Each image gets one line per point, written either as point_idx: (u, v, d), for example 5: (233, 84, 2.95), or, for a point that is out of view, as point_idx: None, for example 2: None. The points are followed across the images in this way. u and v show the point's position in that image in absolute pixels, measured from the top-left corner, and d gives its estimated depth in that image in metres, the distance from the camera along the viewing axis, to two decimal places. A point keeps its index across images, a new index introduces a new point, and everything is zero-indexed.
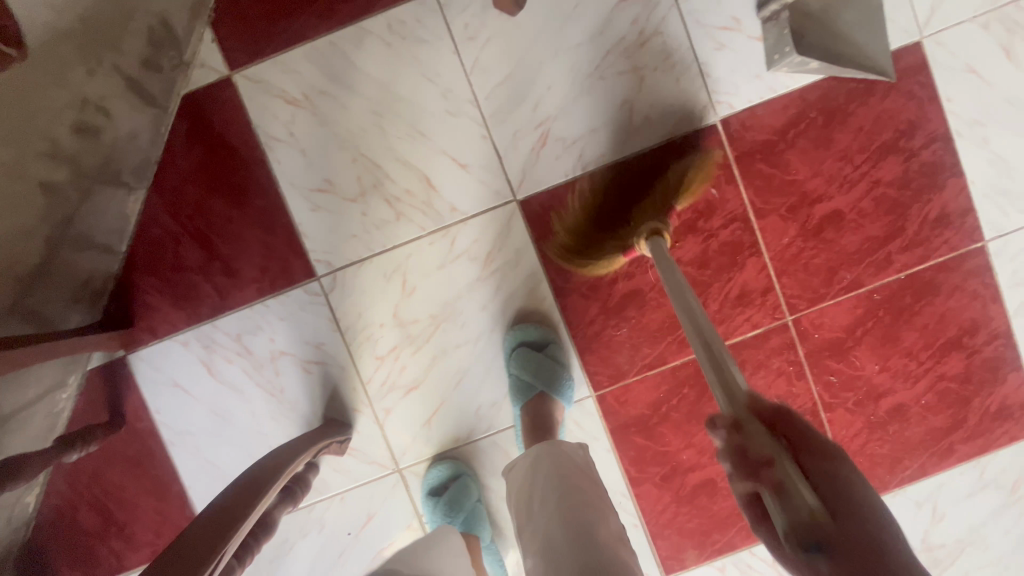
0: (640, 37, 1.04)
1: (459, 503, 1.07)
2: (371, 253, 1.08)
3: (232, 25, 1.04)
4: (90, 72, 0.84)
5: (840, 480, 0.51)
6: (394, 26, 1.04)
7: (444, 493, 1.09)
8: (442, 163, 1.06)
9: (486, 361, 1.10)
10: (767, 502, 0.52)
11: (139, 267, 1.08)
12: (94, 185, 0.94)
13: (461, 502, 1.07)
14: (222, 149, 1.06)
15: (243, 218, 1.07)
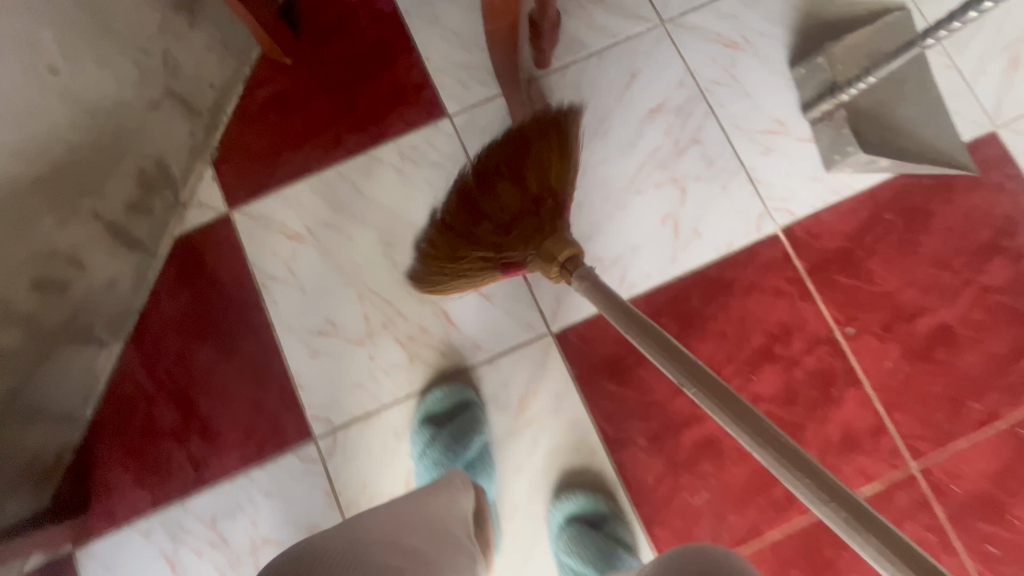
0: (676, 146, 0.95)
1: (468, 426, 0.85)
2: (378, 405, 0.89)
3: (234, 162, 0.97)
4: (63, 220, 0.73)
5: None
6: (407, 152, 0.97)
7: (447, 422, 0.86)
8: (461, 295, 0.92)
9: (524, 540, 0.85)
10: None
11: (103, 437, 0.89)
12: (54, 345, 0.79)
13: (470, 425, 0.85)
14: (213, 293, 0.93)
15: (230, 370, 0.91)
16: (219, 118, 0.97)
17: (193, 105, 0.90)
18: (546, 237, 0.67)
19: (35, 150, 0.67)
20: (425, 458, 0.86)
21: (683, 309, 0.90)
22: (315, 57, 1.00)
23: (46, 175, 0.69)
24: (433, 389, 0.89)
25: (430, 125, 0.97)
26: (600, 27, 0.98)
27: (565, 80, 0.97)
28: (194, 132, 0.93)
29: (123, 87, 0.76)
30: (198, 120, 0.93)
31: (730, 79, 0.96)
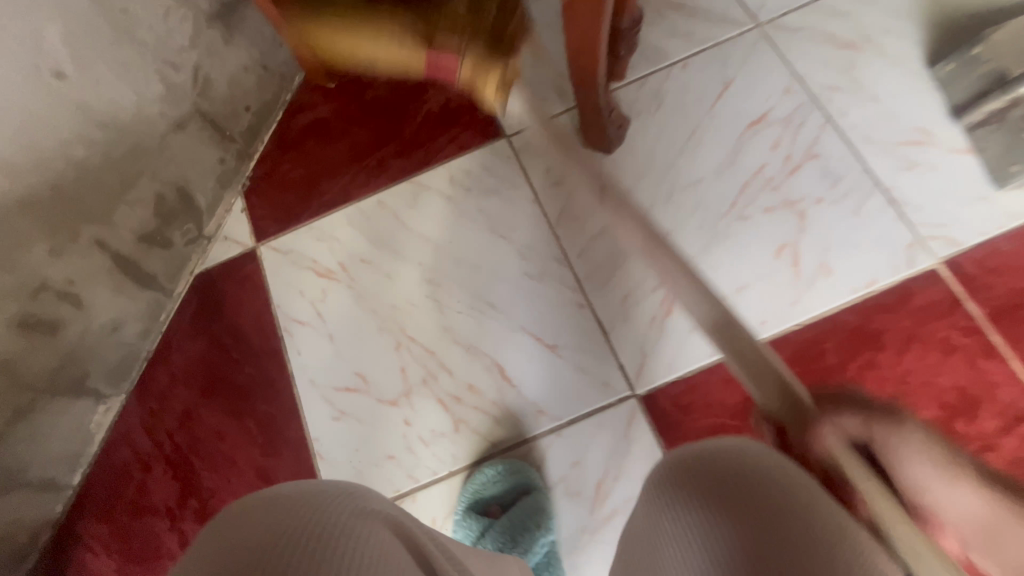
0: (787, 163, 0.76)
1: (531, 517, 0.65)
2: (413, 485, 0.70)
3: (267, 191, 0.86)
4: (57, 249, 0.63)
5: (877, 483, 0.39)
6: (458, 177, 0.83)
7: (507, 511, 0.66)
8: (520, 345, 0.74)
9: None
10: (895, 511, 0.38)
11: (91, 510, 0.75)
12: (38, 398, 0.67)
13: (535, 516, 0.66)
14: (229, 340, 0.79)
15: (240, 433, 0.75)
16: (254, 145, 0.87)
17: (224, 128, 0.81)
18: (476, 20, 0.66)
19: (28, 168, 0.57)
20: None
21: (815, 368, 0.68)
22: (360, 78, 0.90)
23: (40, 196, 0.59)
24: (483, 465, 0.69)
25: (484, 146, 0.84)
26: (685, 32, 0.84)
27: (645, 91, 0.82)
28: (225, 157, 0.83)
29: (143, 101, 0.67)
30: (230, 145, 0.83)
31: (852, 83, 0.79)
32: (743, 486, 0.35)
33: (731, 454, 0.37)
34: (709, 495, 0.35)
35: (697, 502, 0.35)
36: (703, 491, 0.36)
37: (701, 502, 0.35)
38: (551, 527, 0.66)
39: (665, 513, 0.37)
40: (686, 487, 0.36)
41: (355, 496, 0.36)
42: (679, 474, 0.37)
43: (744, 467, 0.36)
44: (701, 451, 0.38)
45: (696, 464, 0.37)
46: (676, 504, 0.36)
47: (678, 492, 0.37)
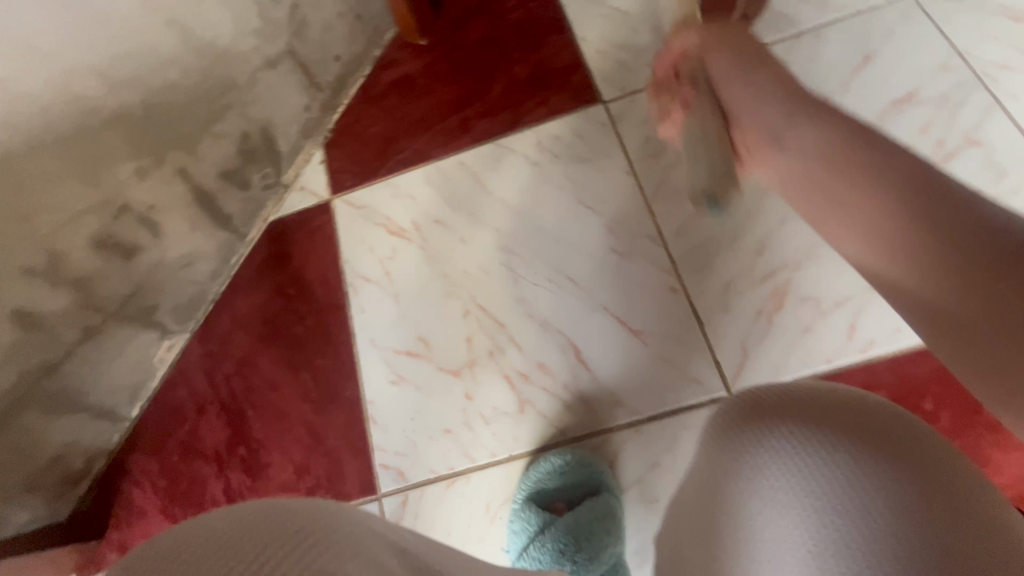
0: (940, 149, 0.65)
1: (600, 522, 0.57)
2: (469, 464, 0.64)
3: (346, 144, 0.83)
4: (143, 171, 0.62)
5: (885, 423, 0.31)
6: (546, 142, 0.76)
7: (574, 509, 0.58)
8: (600, 327, 0.66)
9: None
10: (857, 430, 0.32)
11: (143, 445, 0.74)
12: (109, 322, 0.66)
13: (603, 521, 0.57)
14: (294, 290, 0.77)
15: (295, 385, 0.72)
16: (339, 97, 0.85)
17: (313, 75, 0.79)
18: None
19: (126, 82, 0.57)
20: (525, 557, 0.57)
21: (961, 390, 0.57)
22: (452, 36, 0.86)
23: (133, 112, 0.58)
24: (548, 454, 0.62)
25: (578, 111, 0.77)
26: None
27: None
28: (310, 105, 0.81)
29: (239, 32, 0.66)
30: (317, 94, 0.81)
31: None
32: (830, 419, 0.31)
33: (802, 391, 0.32)
34: (789, 431, 0.31)
35: (784, 441, 0.31)
36: (786, 429, 0.31)
37: (790, 443, 0.31)
38: (620, 537, 0.57)
39: (734, 461, 0.32)
40: (752, 431, 0.32)
41: (331, 524, 0.28)
42: (737, 418, 0.33)
43: (830, 401, 0.31)
44: (761, 392, 0.33)
45: (762, 405, 0.33)
46: (746, 447, 0.32)
47: (747, 436, 0.32)
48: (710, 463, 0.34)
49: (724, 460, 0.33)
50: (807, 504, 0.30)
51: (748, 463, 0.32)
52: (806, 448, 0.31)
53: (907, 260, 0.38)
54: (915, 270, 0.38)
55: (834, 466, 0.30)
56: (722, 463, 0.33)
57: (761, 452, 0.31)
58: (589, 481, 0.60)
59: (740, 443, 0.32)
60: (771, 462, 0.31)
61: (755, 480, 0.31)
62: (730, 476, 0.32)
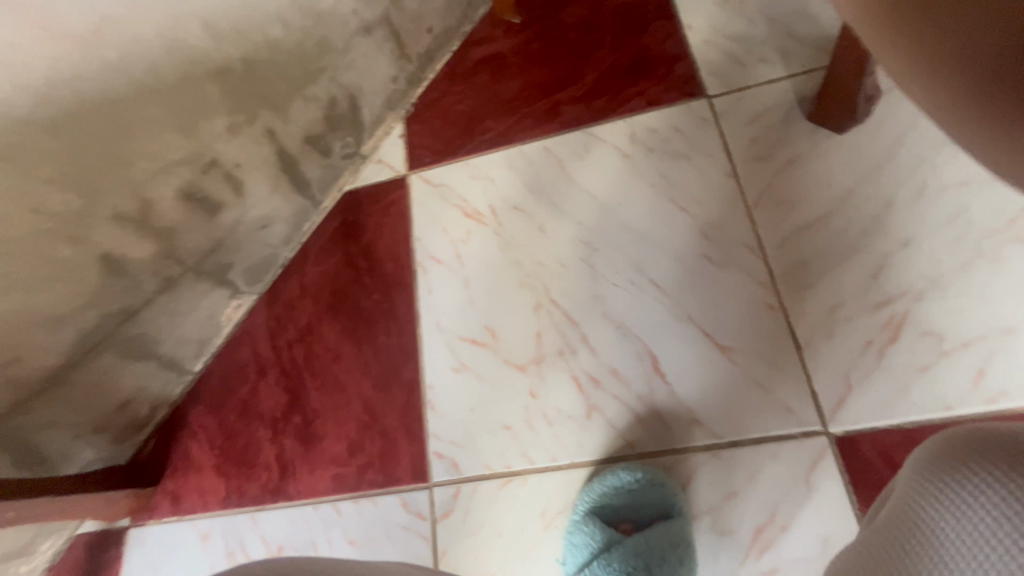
0: None
1: (672, 550, 0.52)
2: (527, 465, 0.61)
3: (429, 120, 0.81)
4: (235, 127, 0.62)
5: None
6: (640, 134, 0.72)
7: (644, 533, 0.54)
8: (683, 338, 0.61)
9: None
10: None
11: (204, 400, 0.74)
12: (187, 275, 0.66)
13: (676, 550, 0.52)
14: (363, 264, 0.75)
15: (356, 360, 0.71)
16: (426, 71, 0.83)
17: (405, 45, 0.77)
18: None
19: (229, 33, 0.56)
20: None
21: None
22: (548, 17, 0.82)
23: (232, 65, 0.57)
24: (615, 467, 0.58)
25: (678, 105, 0.72)
26: None
27: None
28: (398, 77, 0.79)
29: None
30: (406, 65, 0.79)
31: None
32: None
33: None
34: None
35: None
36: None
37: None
38: (692, 568, 0.53)
39: (944, 499, 0.24)
40: (985, 467, 0.24)
41: None
42: (961, 451, 0.25)
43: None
44: (998, 428, 0.25)
45: (1002, 442, 0.24)
46: (971, 484, 0.24)
47: (973, 467, 0.24)
48: (910, 498, 0.26)
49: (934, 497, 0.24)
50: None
51: (970, 504, 0.23)
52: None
53: (909, 55, 0.26)
54: (916, 77, 0.26)
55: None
56: (932, 494, 0.25)
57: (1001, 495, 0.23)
58: (660, 504, 0.55)
59: (964, 477, 0.24)
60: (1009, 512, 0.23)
61: (979, 526, 0.23)
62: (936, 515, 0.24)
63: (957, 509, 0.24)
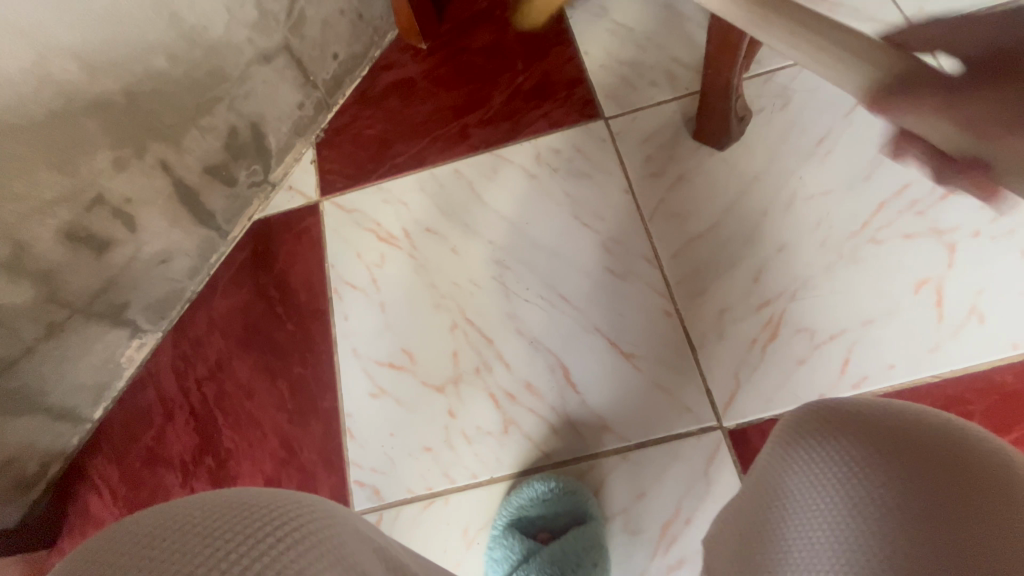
0: (939, 187, 0.64)
1: (585, 553, 0.55)
2: (448, 485, 0.61)
3: (340, 145, 0.81)
4: (121, 162, 0.59)
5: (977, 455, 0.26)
6: (545, 155, 0.75)
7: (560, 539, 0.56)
8: (592, 348, 0.64)
9: None
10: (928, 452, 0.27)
11: (105, 448, 0.70)
12: (75, 318, 0.62)
13: (589, 552, 0.55)
14: (275, 294, 0.74)
15: (270, 393, 0.69)
16: (335, 96, 0.83)
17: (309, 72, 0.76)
18: None
19: (106, 67, 0.54)
20: None
21: None
22: (455, 43, 0.85)
23: (113, 99, 0.55)
24: (531, 478, 0.60)
25: (579, 126, 0.76)
26: None
27: (774, 85, 0.72)
28: (305, 103, 0.78)
29: (234, 24, 0.64)
30: (312, 91, 0.79)
31: None
32: (920, 450, 0.27)
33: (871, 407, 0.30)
34: (874, 446, 0.28)
35: (860, 451, 0.28)
36: (864, 442, 0.28)
37: (863, 456, 0.28)
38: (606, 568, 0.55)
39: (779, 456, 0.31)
40: (825, 433, 0.29)
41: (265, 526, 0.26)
42: (816, 420, 0.30)
43: (927, 434, 0.28)
44: (845, 400, 0.30)
45: (845, 414, 0.29)
46: (815, 446, 0.29)
47: (815, 434, 0.29)
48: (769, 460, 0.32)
49: (788, 457, 0.30)
50: (871, 524, 0.26)
51: (797, 458, 0.30)
52: (885, 467, 0.27)
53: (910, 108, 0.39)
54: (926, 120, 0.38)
55: (914, 494, 0.26)
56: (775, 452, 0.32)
57: (833, 454, 0.28)
58: (574, 508, 0.58)
59: (812, 439, 0.29)
60: (821, 463, 0.29)
61: (811, 480, 0.29)
62: (788, 471, 0.30)
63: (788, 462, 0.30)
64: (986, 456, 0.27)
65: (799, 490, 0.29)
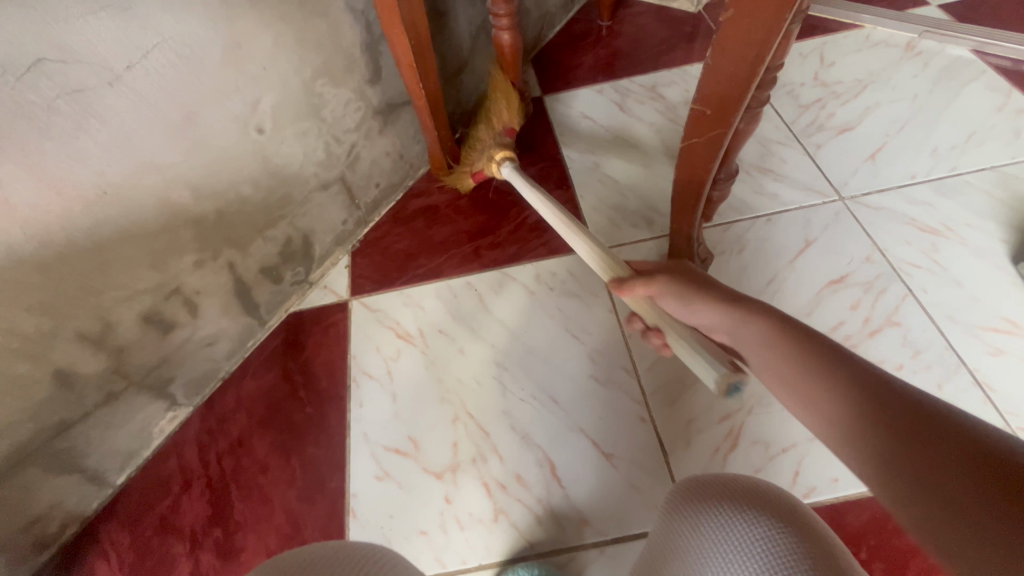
0: (867, 325, 0.78)
1: None
2: (438, 569, 0.67)
3: (372, 254, 0.96)
4: (200, 262, 0.73)
5: (764, 495, 0.38)
6: (544, 276, 0.90)
7: None
8: (576, 446, 0.73)
9: None
10: (736, 500, 0.38)
11: (121, 514, 0.75)
12: (127, 389, 0.72)
13: None
14: (300, 378, 0.84)
15: (283, 470, 0.76)
16: (372, 215, 1.00)
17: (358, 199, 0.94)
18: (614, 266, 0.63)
19: (209, 193, 0.69)
20: None
21: (892, 544, 0.63)
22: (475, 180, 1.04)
23: (207, 215, 0.70)
24: (515, 567, 0.66)
25: (573, 254, 0.92)
26: (770, 193, 0.94)
27: (730, 234, 0.90)
28: (347, 220, 0.95)
29: (306, 162, 0.81)
30: (355, 211, 0.96)
31: (932, 263, 0.83)
32: (774, 502, 0.38)
33: (702, 478, 0.41)
34: (747, 498, 0.38)
35: (708, 499, 0.39)
36: (696, 499, 0.40)
37: (694, 510, 0.39)
38: None
39: (663, 529, 0.41)
40: (720, 497, 0.39)
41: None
42: (705, 480, 0.41)
43: (756, 484, 0.39)
44: (694, 478, 0.42)
45: (698, 481, 0.41)
46: (682, 506, 0.40)
47: (675, 504, 0.41)
48: (655, 534, 0.43)
49: (687, 509, 0.40)
50: (746, 560, 0.36)
51: (670, 526, 0.41)
52: (718, 510, 0.38)
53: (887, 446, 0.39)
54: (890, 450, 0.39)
55: (735, 524, 0.37)
56: (658, 526, 0.43)
57: (722, 504, 0.39)
58: None
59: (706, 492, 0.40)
60: (680, 526, 0.40)
61: (679, 540, 0.39)
62: (669, 537, 0.40)
63: (666, 532, 0.41)
64: (768, 493, 0.39)
65: (697, 532, 0.38)
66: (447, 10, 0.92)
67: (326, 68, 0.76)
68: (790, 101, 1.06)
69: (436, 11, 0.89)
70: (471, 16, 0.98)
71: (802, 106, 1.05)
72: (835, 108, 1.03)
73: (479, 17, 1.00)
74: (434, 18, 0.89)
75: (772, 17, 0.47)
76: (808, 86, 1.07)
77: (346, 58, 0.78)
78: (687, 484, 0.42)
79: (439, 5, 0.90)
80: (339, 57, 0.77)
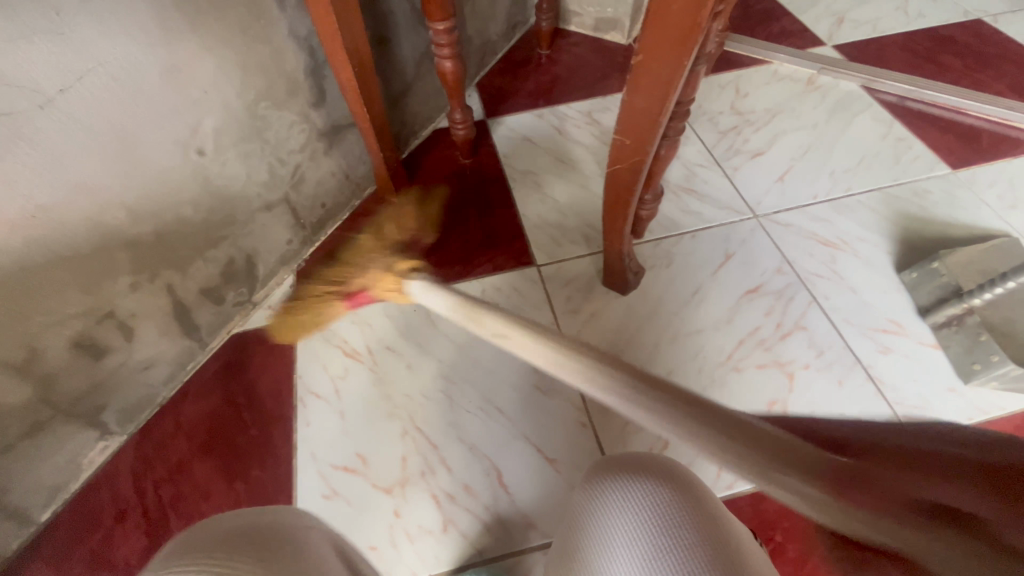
0: (779, 329, 0.87)
1: None
2: None
3: None
4: (136, 285, 0.71)
5: (673, 470, 0.41)
6: (489, 291, 0.94)
7: None
8: (521, 453, 0.77)
9: None
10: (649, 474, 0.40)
11: (47, 552, 0.71)
12: (54, 419, 0.69)
13: None
14: (243, 400, 0.82)
15: (226, 496, 0.75)
16: (317, 235, 1.00)
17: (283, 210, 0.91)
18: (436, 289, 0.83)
19: (146, 214, 0.69)
20: None
21: (803, 527, 0.70)
22: (421, 199, 1.08)
23: (143, 237, 0.69)
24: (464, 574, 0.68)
25: (517, 270, 0.97)
26: (693, 211, 1.03)
27: (659, 249, 0.98)
28: (292, 239, 0.95)
29: (250, 183, 0.82)
30: (300, 231, 0.96)
31: (832, 273, 0.93)
32: (680, 476, 0.40)
33: (623, 454, 0.43)
34: (657, 475, 0.40)
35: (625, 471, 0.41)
36: (613, 471, 0.41)
37: (612, 480, 0.41)
38: None
39: (579, 504, 0.42)
40: (633, 470, 0.41)
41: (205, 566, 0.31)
42: (615, 461, 0.43)
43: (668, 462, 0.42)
44: (617, 455, 0.44)
45: (620, 456, 0.43)
46: (602, 479, 0.41)
47: (594, 477, 0.42)
48: (570, 513, 0.43)
49: (598, 488, 0.40)
50: (651, 527, 0.37)
51: (585, 499, 0.41)
52: (632, 481, 0.40)
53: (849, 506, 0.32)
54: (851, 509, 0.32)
55: (645, 492, 0.39)
56: (575, 502, 0.43)
57: (626, 487, 0.40)
58: None
59: (608, 487, 0.40)
60: (594, 497, 0.41)
61: (593, 510, 0.40)
62: (584, 509, 0.41)
63: (581, 505, 0.41)
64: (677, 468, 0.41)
65: (610, 502, 0.39)
66: (389, 37, 0.95)
67: (269, 91, 0.78)
68: (710, 127, 1.17)
69: (378, 38, 0.92)
70: (415, 43, 1.02)
71: (721, 133, 1.16)
72: (749, 134, 1.15)
73: (422, 45, 1.04)
74: (376, 44, 0.92)
75: (674, 62, 0.53)
76: (725, 114, 1.19)
77: (289, 82, 0.80)
78: (608, 458, 0.43)
79: (382, 31, 0.93)
80: (282, 80, 0.79)
